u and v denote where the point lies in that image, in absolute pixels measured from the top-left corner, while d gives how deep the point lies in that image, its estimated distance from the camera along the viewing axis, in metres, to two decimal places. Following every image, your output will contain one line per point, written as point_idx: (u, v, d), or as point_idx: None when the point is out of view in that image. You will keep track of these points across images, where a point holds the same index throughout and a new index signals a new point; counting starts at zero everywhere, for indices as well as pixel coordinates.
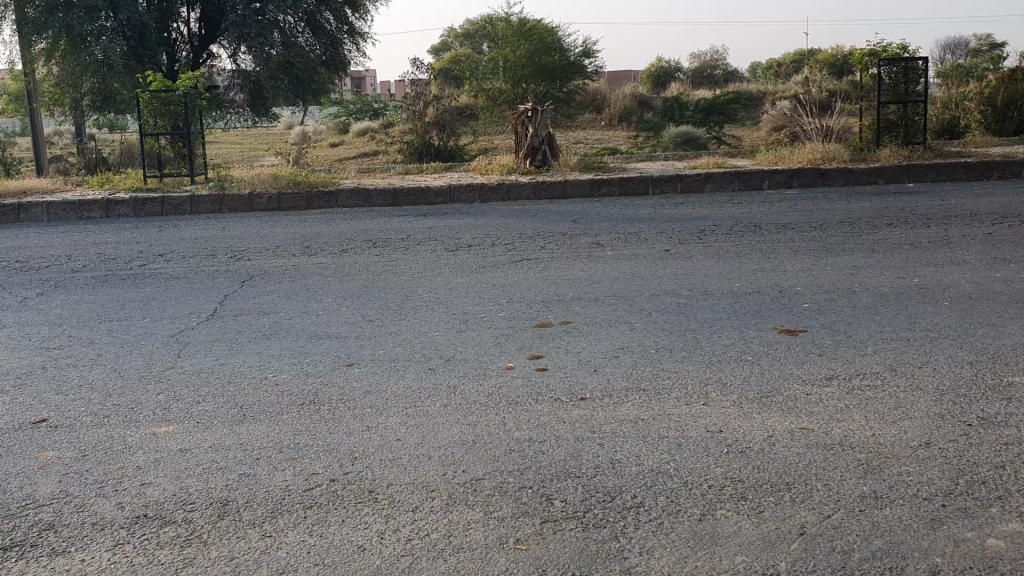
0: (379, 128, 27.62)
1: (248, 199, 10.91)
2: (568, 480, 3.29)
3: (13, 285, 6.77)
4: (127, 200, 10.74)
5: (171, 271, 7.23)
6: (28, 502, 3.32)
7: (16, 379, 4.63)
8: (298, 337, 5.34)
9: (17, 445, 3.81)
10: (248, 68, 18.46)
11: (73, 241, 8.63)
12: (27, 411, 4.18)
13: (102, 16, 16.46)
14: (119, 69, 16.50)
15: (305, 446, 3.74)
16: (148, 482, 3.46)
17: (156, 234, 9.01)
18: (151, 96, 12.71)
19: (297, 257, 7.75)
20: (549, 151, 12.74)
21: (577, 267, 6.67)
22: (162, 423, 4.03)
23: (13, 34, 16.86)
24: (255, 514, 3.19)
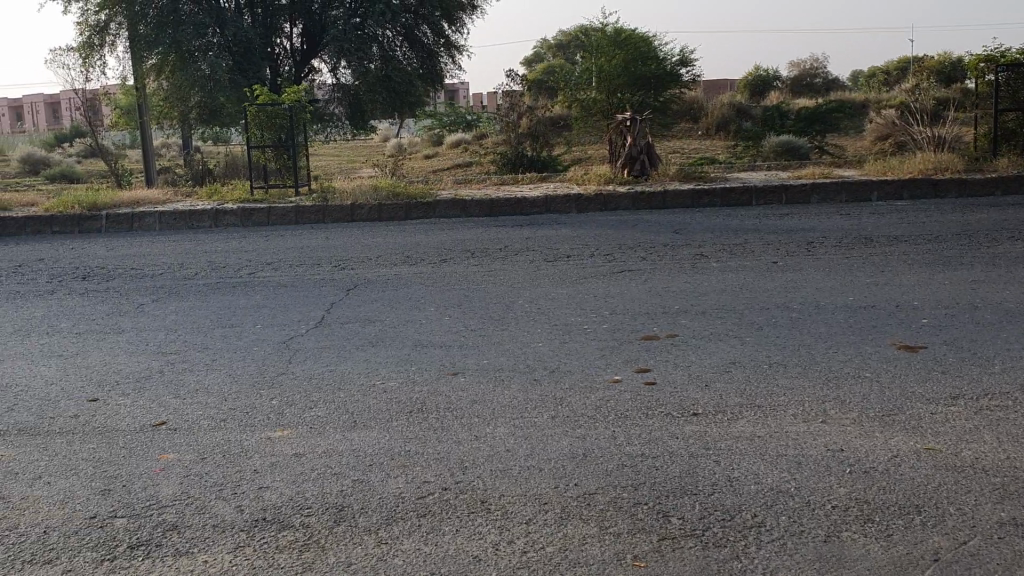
0: (473, 139, 27.89)
1: (349, 208, 11.12)
2: (685, 497, 3.22)
3: (130, 291, 7.02)
4: (235, 211, 11.08)
5: (278, 279, 7.41)
6: (152, 503, 3.41)
7: (135, 382, 4.80)
8: (402, 345, 5.40)
9: (138, 446, 3.94)
10: (347, 81, 18.84)
11: (184, 250, 8.94)
12: (148, 414, 4.32)
13: (210, 33, 17.03)
14: (224, 84, 17.03)
15: (415, 453, 3.77)
16: (266, 485, 3.53)
17: (262, 244, 9.25)
18: (257, 109, 13.07)
19: (399, 266, 7.86)
20: (648, 161, 12.61)
21: (681, 279, 6.58)
22: (277, 427, 4.11)
23: (126, 51, 17.58)
24: (370, 521, 3.22)
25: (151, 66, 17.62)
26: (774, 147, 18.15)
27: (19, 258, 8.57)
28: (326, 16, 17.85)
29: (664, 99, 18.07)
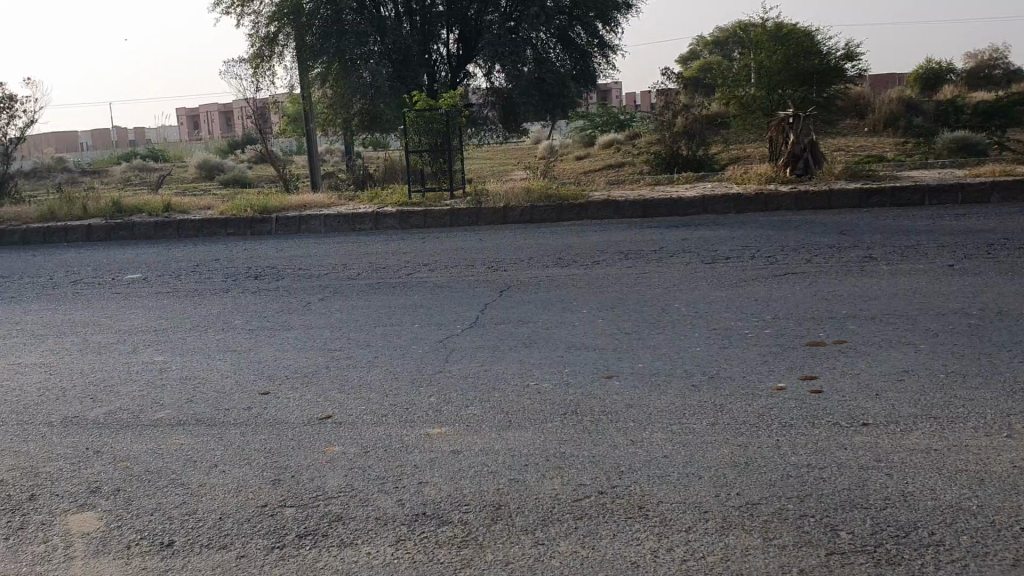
0: (626, 140, 27.74)
1: (504, 210, 11.25)
2: (855, 510, 3.07)
3: (297, 290, 7.35)
4: (394, 214, 11.41)
5: (435, 279, 7.57)
6: (319, 493, 3.54)
7: (302, 377, 5.00)
8: (557, 346, 5.40)
9: (306, 439, 4.09)
10: (501, 85, 19.10)
11: (347, 251, 9.27)
12: (314, 407, 4.49)
13: (370, 41, 17.63)
14: (384, 90, 17.57)
15: (571, 455, 3.75)
16: (425, 480, 3.60)
17: (420, 245, 9.48)
18: (415, 115, 13.42)
19: (553, 268, 7.87)
20: (811, 160, 12.17)
21: (848, 282, 6.29)
22: (435, 425, 4.18)
23: (293, 60, 18.42)
24: (527, 521, 3.22)
25: (316, 75, 18.41)
26: (949, 144, 17.17)
27: (196, 258, 9.12)
28: (482, 21, 18.16)
29: (828, 95, 17.41)
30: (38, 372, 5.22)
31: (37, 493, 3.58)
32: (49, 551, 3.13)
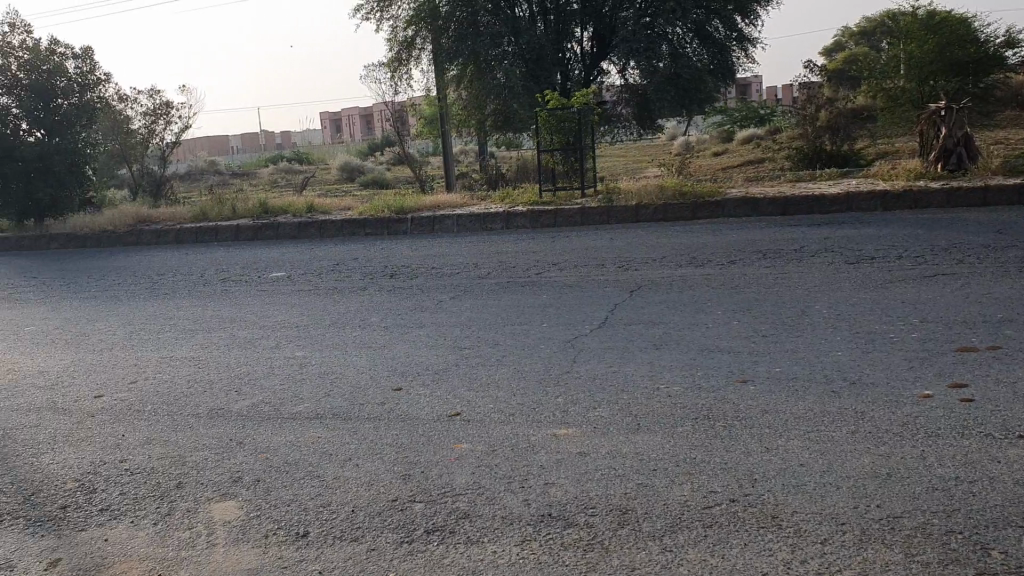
0: (765, 136, 27.02)
1: (637, 209, 11.13)
2: (1009, 529, 2.87)
3: (429, 289, 7.48)
4: (527, 214, 11.47)
5: (565, 279, 7.56)
6: (447, 490, 3.58)
7: (433, 374, 5.08)
8: (689, 349, 5.29)
9: (435, 435, 4.15)
10: (635, 82, 18.93)
11: (479, 250, 9.38)
12: (444, 404, 4.55)
13: (505, 42, 17.79)
14: (518, 90, 17.71)
15: (701, 461, 3.66)
16: (552, 481, 3.59)
17: (552, 244, 9.48)
18: (548, 114, 13.45)
19: (687, 267, 7.73)
20: (966, 154, 11.50)
21: (1006, 285, 5.90)
22: (562, 425, 4.17)
23: (430, 63, 18.80)
24: (654, 527, 3.16)
25: (452, 77, 18.72)
26: None
27: (336, 257, 9.42)
28: (616, 18, 18.05)
29: (985, 84, 16.40)
30: (187, 365, 5.49)
31: (183, 481, 3.76)
32: (193, 537, 3.28)
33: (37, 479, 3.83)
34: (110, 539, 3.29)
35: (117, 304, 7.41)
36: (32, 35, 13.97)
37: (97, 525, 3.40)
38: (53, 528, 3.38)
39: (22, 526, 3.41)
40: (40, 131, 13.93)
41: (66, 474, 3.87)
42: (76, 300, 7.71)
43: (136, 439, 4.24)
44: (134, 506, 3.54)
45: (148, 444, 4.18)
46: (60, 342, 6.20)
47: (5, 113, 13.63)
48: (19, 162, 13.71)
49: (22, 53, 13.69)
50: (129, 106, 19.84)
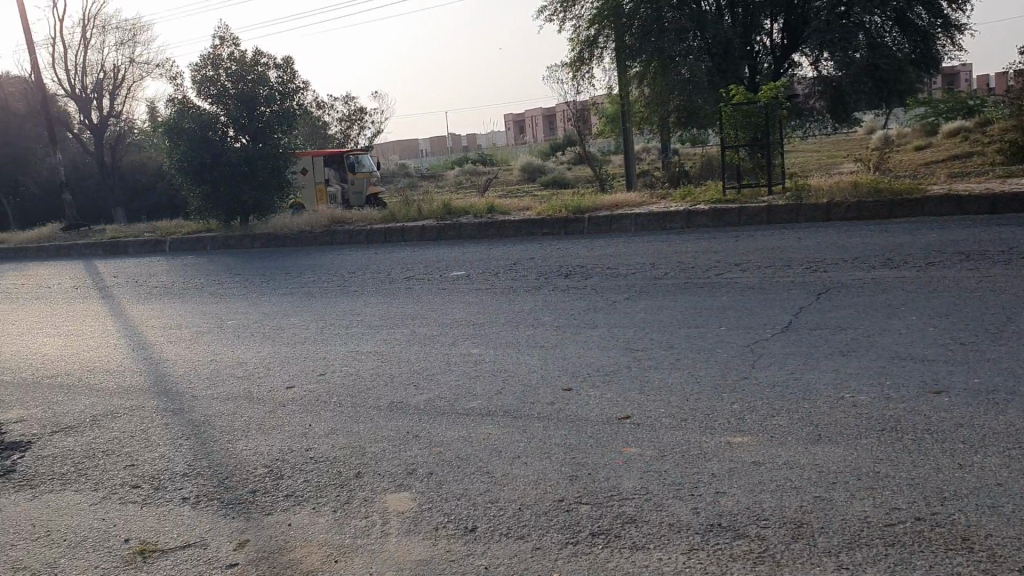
0: (974, 127, 25.16)
1: (826, 208, 10.64)
2: None
3: (605, 289, 7.45)
4: (708, 212, 11.21)
5: (747, 280, 7.32)
6: (615, 493, 3.55)
7: (605, 375, 5.05)
8: (878, 356, 4.99)
9: (605, 437, 4.13)
10: (829, 74, 18.11)
11: (658, 250, 9.25)
12: (614, 406, 4.52)
13: (690, 37, 17.46)
14: (703, 86, 17.35)
15: (885, 476, 3.44)
16: (723, 490, 3.48)
17: (732, 245, 9.22)
18: (733, 110, 13.10)
19: (879, 269, 7.30)
20: None
21: None
22: (736, 433, 4.04)
23: (612, 61, 18.68)
24: (831, 542, 3.00)
25: (635, 74, 18.58)
26: None
27: (515, 256, 9.55)
28: (809, 8, 17.34)
29: None
30: (370, 359, 5.71)
31: (362, 471, 3.91)
32: (369, 526, 3.40)
33: (232, 464, 4.09)
34: (293, 524, 3.46)
35: (310, 301, 7.82)
36: (239, 47, 14.98)
37: (282, 510, 3.59)
38: (243, 511, 3.60)
39: (217, 507, 3.66)
40: (246, 137, 14.94)
41: (257, 461, 4.11)
42: (273, 297, 8.20)
43: (321, 429, 4.46)
44: (316, 493, 3.71)
45: (332, 434, 4.38)
46: (258, 336, 6.61)
47: (216, 121, 14.70)
48: (227, 166, 14.75)
49: (231, 64, 14.71)
50: (325, 112, 20.99)
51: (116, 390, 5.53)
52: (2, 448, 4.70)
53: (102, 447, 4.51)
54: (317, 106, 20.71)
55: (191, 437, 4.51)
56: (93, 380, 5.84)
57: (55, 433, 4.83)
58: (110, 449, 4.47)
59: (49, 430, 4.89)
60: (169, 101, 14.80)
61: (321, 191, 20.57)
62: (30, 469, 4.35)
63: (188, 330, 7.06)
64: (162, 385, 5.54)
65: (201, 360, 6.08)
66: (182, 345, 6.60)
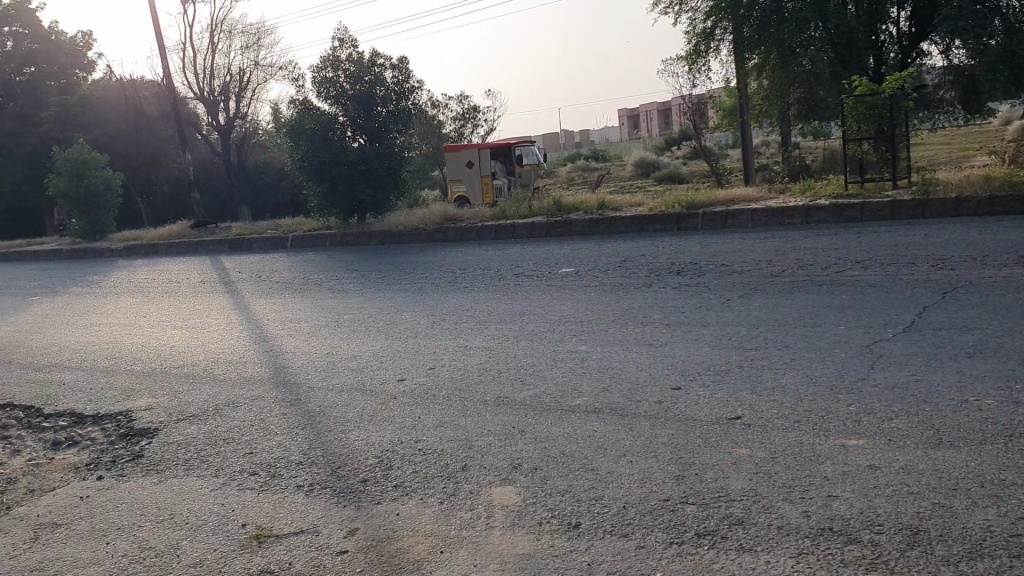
0: None
1: (955, 203, 10.16)
2: None
3: (718, 286, 7.32)
4: (827, 208, 10.86)
5: (868, 278, 7.07)
6: (722, 494, 3.48)
7: (716, 375, 4.96)
8: (1008, 358, 4.74)
9: (714, 437, 4.06)
10: (961, 63, 17.28)
11: (775, 246, 9.02)
12: (725, 406, 4.44)
13: (811, 27, 16.93)
14: (824, 78, 16.81)
15: (1011, 485, 3.27)
16: (836, 494, 3.37)
17: (853, 241, 8.91)
18: (856, 101, 12.65)
19: (1012, 267, 6.93)
20: None
21: None
22: (852, 435, 3.91)
23: (730, 54, 18.43)
24: (950, 551, 2.88)
25: (753, 66, 18.15)
26: None
27: (626, 253, 9.49)
28: None
29: None
30: (479, 355, 5.78)
31: (469, 464, 3.96)
32: (474, 518, 3.45)
33: (343, 454, 4.21)
34: (401, 513, 3.54)
35: (422, 296, 7.97)
36: (357, 48, 15.36)
37: (390, 500, 3.67)
38: (353, 500, 3.70)
39: (329, 495, 3.77)
40: (363, 137, 15.31)
41: (368, 451, 4.22)
42: (387, 292, 8.39)
43: (430, 422, 4.54)
44: (424, 485, 3.78)
45: (440, 427, 4.45)
46: (372, 330, 6.77)
47: (334, 120, 15.12)
48: (345, 165, 15.15)
49: (349, 65, 15.09)
50: (440, 110, 21.29)
51: (239, 381, 5.77)
52: (132, 434, 4.97)
53: (223, 435, 4.72)
54: (432, 105, 21.04)
55: (308, 427, 4.67)
56: (217, 370, 6.11)
57: (181, 421, 5.08)
58: (231, 437, 4.67)
59: (175, 418, 5.14)
60: (291, 103, 15.30)
61: (487, 182, 21.52)
62: (158, 454, 4.59)
63: (306, 324, 7.29)
64: (281, 376, 5.75)
65: (318, 352, 6.27)
66: (300, 337, 6.83)
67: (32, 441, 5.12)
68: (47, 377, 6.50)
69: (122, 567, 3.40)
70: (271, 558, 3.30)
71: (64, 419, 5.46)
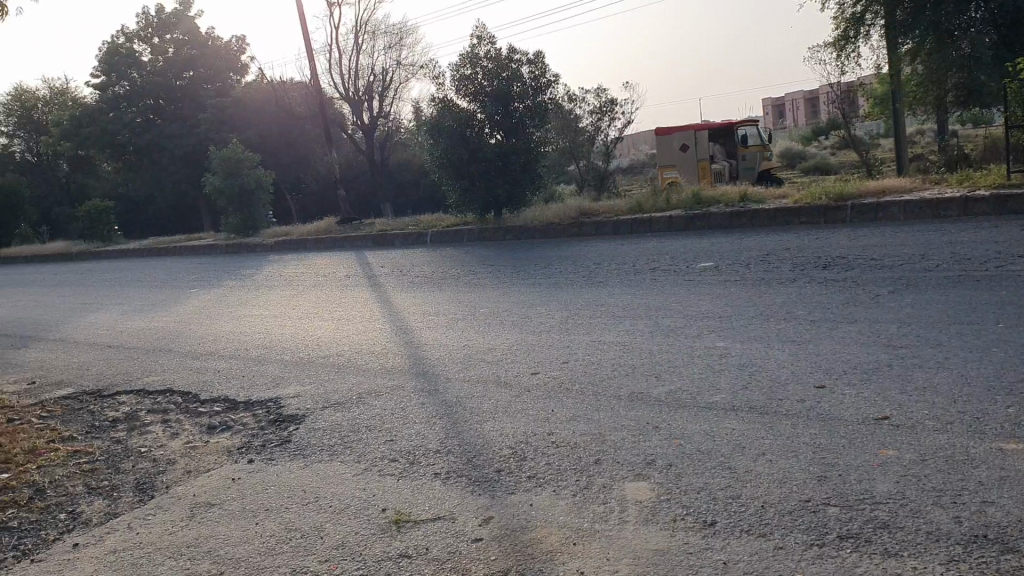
0: None
1: None
2: None
3: (866, 282, 7.03)
4: (988, 198, 10.23)
5: None
6: (866, 496, 3.35)
7: (861, 374, 4.77)
8: None
9: (858, 438, 3.90)
10: None
11: (929, 240, 8.57)
12: (872, 406, 4.27)
13: (972, 8, 15.97)
14: (986, 61, 15.84)
15: None
16: (990, 500, 3.19)
17: (1017, 234, 8.36)
18: (1019, 86, 11.87)
19: None
20: None
21: None
22: (1008, 440, 3.68)
23: (881, 39, 17.60)
24: None
25: (907, 52, 17.28)
26: None
27: (767, 247, 9.23)
28: None
29: None
30: (614, 349, 5.75)
31: (603, 458, 3.95)
32: (608, 512, 3.44)
33: (479, 444, 4.28)
34: (535, 504, 3.57)
35: (559, 290, 7.99)
36: (495, 45, 15.52)
37: (524, 491, 3.71)
38: (489, 489, 3.76)
39: (465, 483, 3.84)
40: (500, 133, 15.42)
41: (502, 442, 4.27)
42: (524, 286, 8.47)
43: (564, 415, 4.55)
44: (558, 476, 3.80)
45: (574, 420, 4.45)
46: (508, 324, 6.85)
47: (473, 117, 15.35)
48: (483, 161, 15.34)
49: (488, 62, 15.28)
50: (578, 105, 21.24)
51: (381, 371, 5.95)
52: (281, 420, 5.21)
53: (365, 423, 4.88)
54: (569, 100, 21.01)
55: (445, 416, 4.77)
56: (360, 361, 6.32)
57: (326, 408, 5.28)
58: (373, 425, 4.82)
59: (321, 405, 5.36)
60: (431, 101, 15.63)
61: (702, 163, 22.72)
62: (304, 440, 4.79)
63: (444, 317, 7.44)
64: (421, 367, 5.89)
65: (456, 345, 6.39)
66: (439, 329, 6.98)
67: (190, 424, 5.44)
68: (205, 365, 6.89)
69: (271, 546, 3.57)
70: (410, 543, 3.39)
71: (219, 404, 5.77)
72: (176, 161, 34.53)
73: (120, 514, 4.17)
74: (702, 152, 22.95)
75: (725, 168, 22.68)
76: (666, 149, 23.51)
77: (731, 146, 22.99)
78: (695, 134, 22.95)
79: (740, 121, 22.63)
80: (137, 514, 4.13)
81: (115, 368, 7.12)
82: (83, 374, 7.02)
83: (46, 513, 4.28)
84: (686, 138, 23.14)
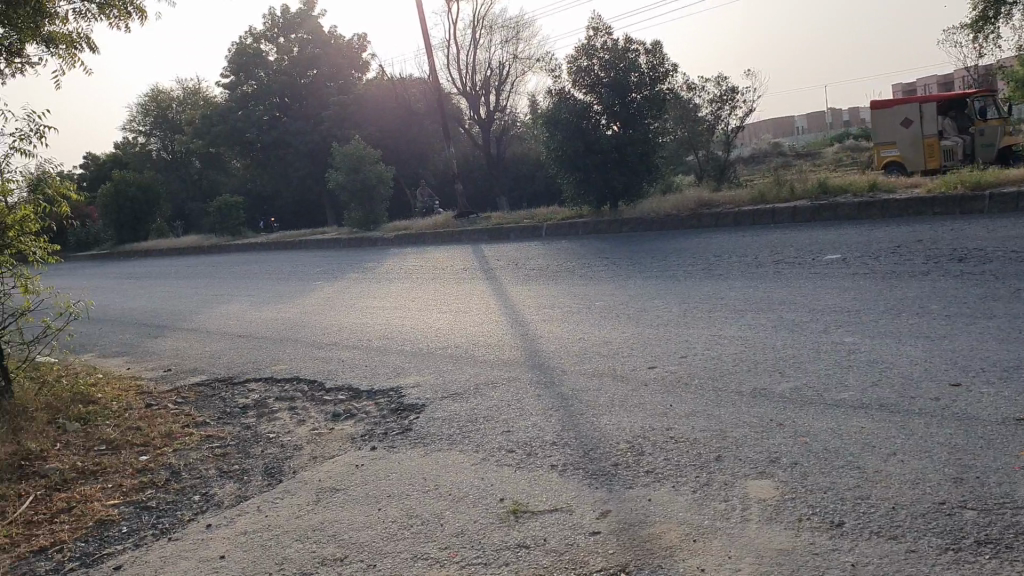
0: None
1: None
2: None
3: (1006, 275, 6.63)
4: None
5: None
6: (1007, 501, 3.16)
7: (1002, 372, 4.51)
8: None
9: (999, 440, 3.69)
10: None
11: None
12: (1015, 406, 4.03)
13: None
14: None
15: None
16: None
17: None
18: None
19: None
20: None
21: None
22: None
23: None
24: None
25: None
26: None
27: (898, 239, 8.83)
28: None
29: None
30: (733, 344, 5.61)
31: (723, 455, 3.86)
32: (729, 510, 3.36)
33: (596, 437, 4.25)
34: (654, 499, 3.52)
35: (677, 284, 7.86)
36: (612, 36, 15.40)
37: (642, 485, 3.66)
38: (606, 482, 3.73)
39: (582, 476, 3.82)
40: (617, 124, 15.26)
41: (619, 436, 4.22)
42: (641, 279, 8.37)
43: (683, 410, 4.47)
44: (677, 472, 3.74)
45: (694, 416, 4.37)
46: (625, 317, 6.78)
47: (589, 109, 15.28)
48: (599, 153, 15.24)
49: (604, 53, 15.17)
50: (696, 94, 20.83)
51: (497, 363, 5.98)
52: (400, 409, 5.31)
53: (483, 413, 4.92)
54: (688, 90, 20.62)
55: (562, 409, 4.76)
56: (477, 352, 6.37)
57: (445, 398, 5.35)
58: (491, 415, 4.86)
59: (439, 395, 5.44)
60: (547, 93, 15.64)
61: (932, 144, 19.99)
62: (423, 429, 4.86)
63: (560, 310, 7.43)
64: (537, 360, 5.90)
65: (572, 337, 6.36)
66: (556, 322, 6.97)
67: (314, 411, 5.62)
68: (329, 355, 7.09)
69: (392, 531, 3.65)
70: (527, 534, 3.40)
71: (342, 393, 5.93)
72: (300, 157, 35.68)
73: (250, 497, 4.33)
74: (928, 127, 20.11)
75: (957, 146, 19.78)
76: (887, 125, 20.80)
77: (961, 120, 20.19)
78: (921, 106, 20.01)
79: (968, 91, 19.77)
80: (266, 497, 4.28)
81: (244, 357, 7.41)
82: (216, 362, 7.34)
83: (183, 494, 4.50)
84: (911, 112, 20.22)
